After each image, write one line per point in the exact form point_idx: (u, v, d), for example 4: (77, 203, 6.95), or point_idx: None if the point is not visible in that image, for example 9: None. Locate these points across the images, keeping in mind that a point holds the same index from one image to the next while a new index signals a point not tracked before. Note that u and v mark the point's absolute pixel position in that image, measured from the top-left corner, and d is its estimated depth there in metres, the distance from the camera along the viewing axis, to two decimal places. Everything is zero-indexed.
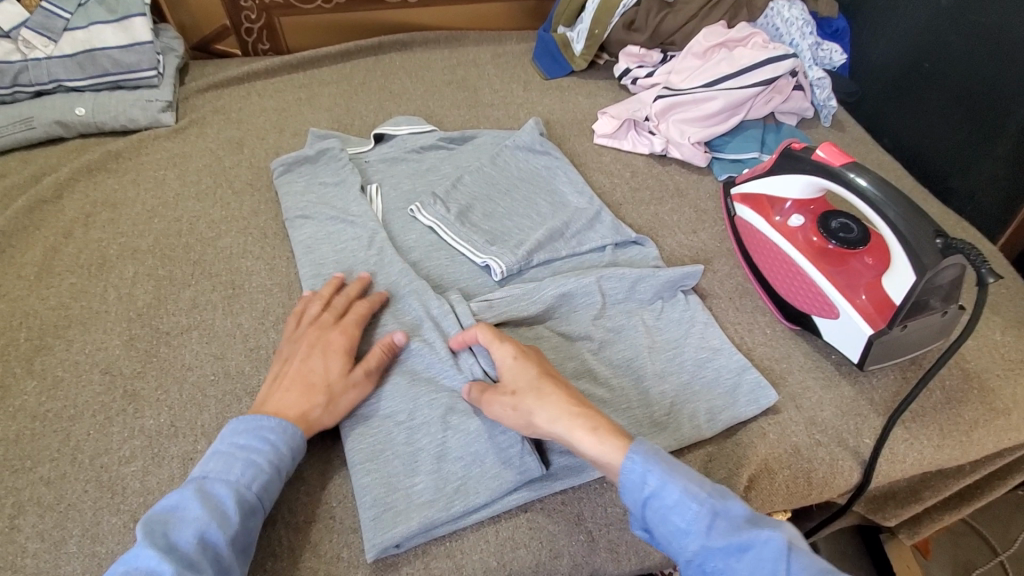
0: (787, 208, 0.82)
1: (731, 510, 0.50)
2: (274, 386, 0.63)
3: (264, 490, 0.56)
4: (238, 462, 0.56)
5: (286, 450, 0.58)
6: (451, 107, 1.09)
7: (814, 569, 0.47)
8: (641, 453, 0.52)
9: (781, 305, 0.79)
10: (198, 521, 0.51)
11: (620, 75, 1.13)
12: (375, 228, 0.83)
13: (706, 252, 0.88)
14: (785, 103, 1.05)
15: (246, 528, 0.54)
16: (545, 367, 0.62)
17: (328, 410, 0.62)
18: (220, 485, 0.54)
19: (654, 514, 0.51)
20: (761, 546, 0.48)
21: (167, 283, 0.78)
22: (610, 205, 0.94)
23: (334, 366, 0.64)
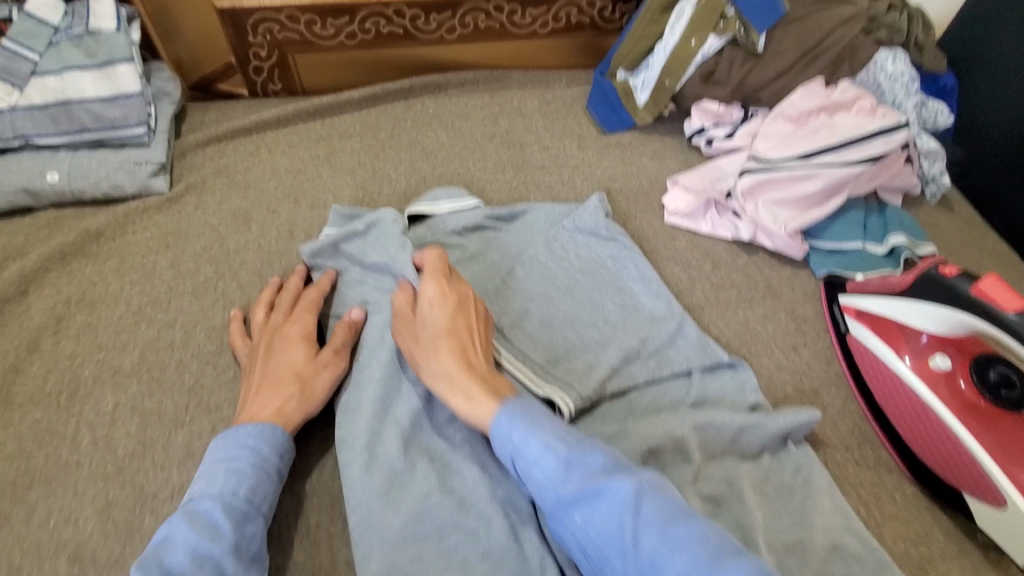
0: (926, 344, 0.67)
1: (589, 462, 0.48)
2: (249, 397, 0.60)
3: (256, 492, 0.52)
4: (220, 473, 0.52)
5: (270, 450, 0.55)
6: (494, 169, 0.93)
7: (667, 510, 0.45)
8: (508, 411, 0.53)
9: (917, 468, 0.65)
10: (187, 539, 0.47)
11: (693, 134, 0.97)
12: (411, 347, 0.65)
13: (812, 379, 0.72)
14: (892, 179, 0.89)
15: (245, 535, 0.50)
16: (457, 322, 0.61)
17: (302, 401, 0.60)
18: (205, 501, 0.50)
19: (521, 470, 0.51)
20: (612, 493, 0.46)
21: (155, 421, 0.63)
22: (690, 308, 0.78)
23: (296, 357, 0.62)
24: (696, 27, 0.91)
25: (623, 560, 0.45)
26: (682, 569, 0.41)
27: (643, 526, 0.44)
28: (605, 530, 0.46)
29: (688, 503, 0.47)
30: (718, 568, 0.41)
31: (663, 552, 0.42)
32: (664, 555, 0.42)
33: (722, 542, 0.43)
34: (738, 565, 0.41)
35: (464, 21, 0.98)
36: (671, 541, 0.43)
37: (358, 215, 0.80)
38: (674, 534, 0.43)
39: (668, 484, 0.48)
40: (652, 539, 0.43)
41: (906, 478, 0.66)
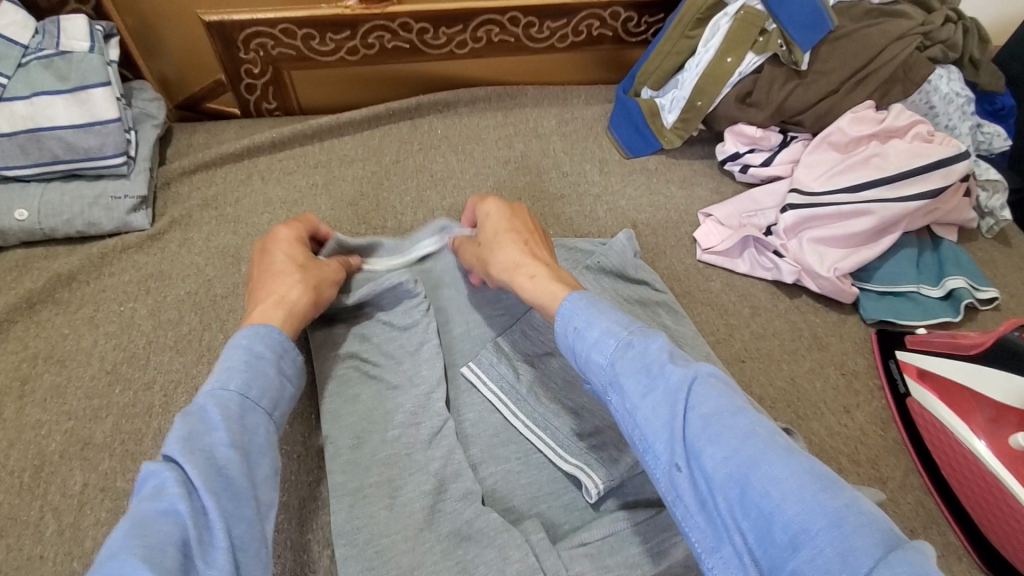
0: (1002, 416, 0.58)
1: (649, 346, 0.42)
2: (248, 297, 0.57)
3: (256, 387, 0.45)
4: (217, 372, 0.45)
5: (270, 349, 0.48)
6: (509, 198, 0.85)
7: (723, 402, 0.38)
8: (574, 298, 0.47)
9: (994, 561, 0.56)
10: (177, 431, 0.40)
11: (725, 159, 0.89)
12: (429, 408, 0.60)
13: (868, 446, 0.65)
14: (947, 214, 0.81)
15: (247, 432, 0.42)
16: (518, 223, 0.62)
17: (306, 286, 0.57)
18: (199, 398, 0.43)
19: (571, 353, 0.46)
20: (666, 377, 0.40)
21: (129, 502, 0.55)
22: (729, 361, 0.71)
23: (291, 253, 0.60)
24: (732, 45, 0.83)
25: (665, 449, 0.38)
26: (724, 463, 0.36)
27: (690, 416, 0.38)
28: (650, 417, 0.39)
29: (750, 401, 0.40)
30: (768, 468, 0.35)
31: (705, 446, 0.37)
32: (705, 448, 0.37)
33: (782, 444, 0.36)
34: (786, 464, 0.35)
35: (476, 35, 0.89)
36: (717, 433, 0.37)
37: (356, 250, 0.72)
38: (723, 426, 0.37)
39: (730, 379, 0.41)
40: (698, 430, 0.37)
41: (982, 571, 0.57)
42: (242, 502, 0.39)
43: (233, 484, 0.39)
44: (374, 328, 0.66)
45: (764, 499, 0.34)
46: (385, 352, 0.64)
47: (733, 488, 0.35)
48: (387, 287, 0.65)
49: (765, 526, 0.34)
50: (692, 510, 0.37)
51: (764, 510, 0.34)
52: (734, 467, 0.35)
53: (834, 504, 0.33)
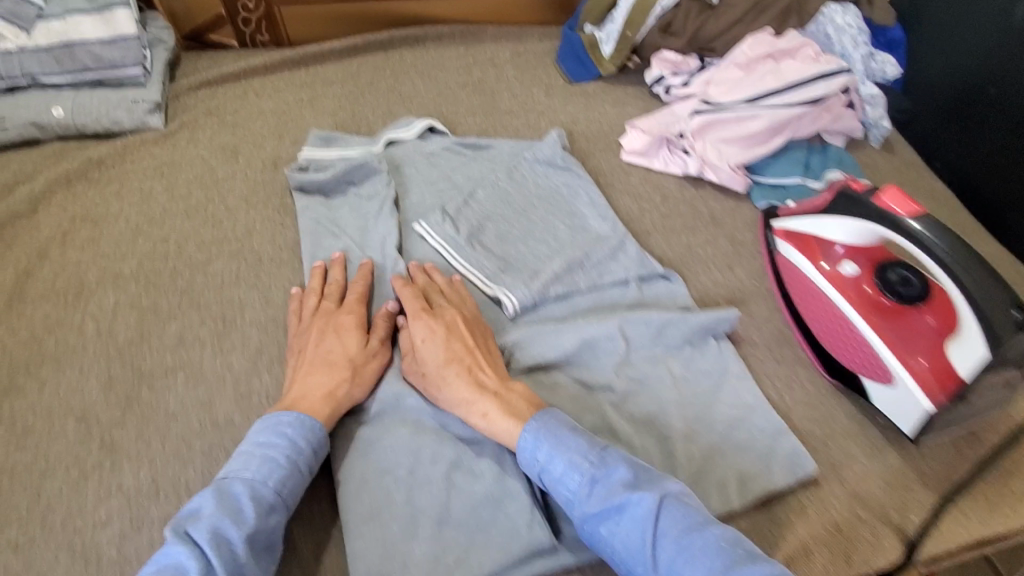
0: (839, 253, 0.74)
1: (612, 475, 0.56)
2: (301, 373, 0.65)
3: (283, 485, 0.56)
4: (256, 458, 0.56)
5: (306, 445, 0.59)
6: (466, 112, 1.00)
7: (684, 521, 0.53)
8: (532, 428, 0.59)
9: (827, 364, 0.72)
10: (214, 516, 0.52)
11: (653, 82, 1.04)
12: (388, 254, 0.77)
13: (743, 292, 0.81)
14: (834, 123, 0.96)
15: (265, 527, 0.54)
16: (454, 346, 0.66)
17: (356, 384, 0.65)
18: (237, 483, 0.55)
19: (548, 481, 0.58)
20: (635, 506, 0.54)
21: (151, 315, 0.71)
22: (637, 233, 0.87)
23: (348, 345, 0.67)
24: None
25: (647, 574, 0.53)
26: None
27: (662, 539, 0.53)
28: (629, 544, 0.54)
29: (705, 511, 0.54)
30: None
31: (678, 567, 0.51)
32: (679, 569, 0.51)
33: (737, 549, 0.51)
34: (750, 570, 0.49)
35: None
36: (686, 554, 0.51)
37: (333, 137, 0.89)
38: (688, 544, 0.52)
39: (686, 490, 0.57)
40: (670, 553, 0.52)
41: (818, 374, 0.73)
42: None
43: None
44: (347, 198, 0.83)
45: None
46: (356, 215, 0.81)
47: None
48: (358, 164, 0.83)
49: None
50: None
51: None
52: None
53: None
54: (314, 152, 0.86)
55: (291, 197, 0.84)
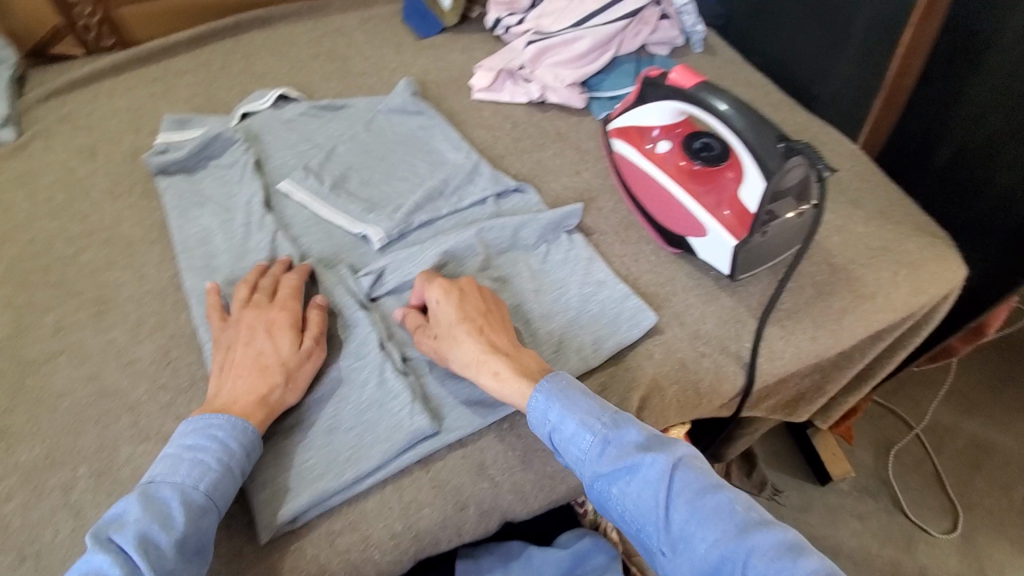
0: (656, 136, 0.83)
1: (625, 438, 0.59)
2: (232, 371, 0.63)
3: (214, 489, 0.55)
4: (184, 462, 0.56)
5: (238, 446, 0.57)
6: (321, 79, 1.05)
7: (697, 484, 0.56)
8: (545, 390, 0.61)
9: (664, 234, 0.81)
10: (139, 522, 0.51)
11: (493, 25, 1.12)
12: (253, 211, 0.80)
13: (590, 191, 0.90)
14: (654, 34, 1.07)
15: (196, 530, 0.53)
16: (468, 309, 0.66)
17: (291, 387, 0.63)
18: (165, 488, 0.54)
19: (559, 442, 0.61)
20: (648, 468, 0.57)
21: (28, 310, 0.73)
22: (492, 158, 0.94)
23: (280, 343, 0.64)
24: None
25: (657, 532, 0.56)
26: (712, 543, 0.53)
27: (675, 501, 0.56)
28: (641, 502, 0.57)
29: (716, 476, 0.58)
30: (744, 539, 0.53)
31: (692, 527, 0.55)
32: (692, 530, 0.55)
33: (748, 514, 0.55)
34: (760, 534, 0.53)
35: None
36: (699, 515, 0.55)
37: (187, 119, 0.91)
38: (702, 505, 0.55)
39: (698, 456, 0.60)
40: (683, 514, 0.55)
41: (660, 247, 0.83)
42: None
43: None
44: (208, 171, 0.86)
45: (744, 568, 0.52)
46: (219, 183, 0.84)
47: (721, 561, 0.53)
48: (212, 137, 0.86)
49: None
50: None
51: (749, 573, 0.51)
52: (717, 543, 0.53)
53: (803, 564, 0.51)
54: (170, 136, 0.89)
55: (153, 180, 0.87)
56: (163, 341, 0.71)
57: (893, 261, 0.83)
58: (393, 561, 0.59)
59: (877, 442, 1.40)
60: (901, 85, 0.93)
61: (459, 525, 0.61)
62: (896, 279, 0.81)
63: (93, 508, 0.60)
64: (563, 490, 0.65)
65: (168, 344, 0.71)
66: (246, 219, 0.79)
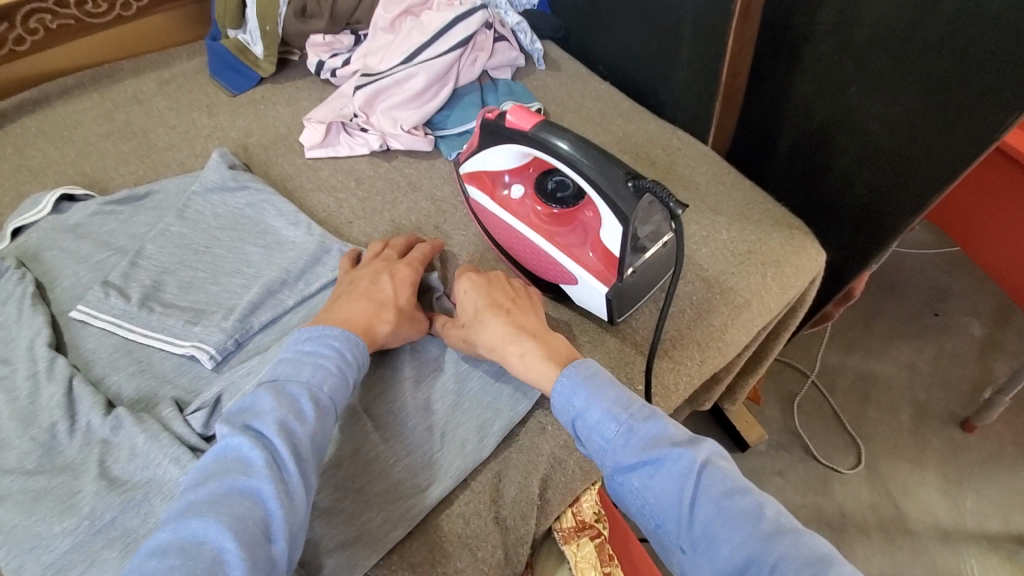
0: (507, 179, 0.77)
1: (651, 428, 0.53)
2: (352, 297, 0.64)
3: (336, 393, 0.56)
4: (306, 365, 0.56)
5: (352, 358, 0.58)
6: (117, 164, 0.89)
7: (725, 485, 0.50)
8: (570, 375, 0.57)
9: (537, 282, 0.76)
10: (275, 412, 0.52)
11: (316, 70, 1.00)
12: (39, 358, 0.64)
13: (454, 246, 0.83)
14: (491, 60, 1.01)
15: (320, 431, 0.53)
16: (496, 295, 0.65)
17: (394, 327, 0.64)
18: (292, 386, 0.54)
19: (582, 430, 0.56)
20: (674, 461, 0.51)
21: None
22: (340, 226, 0.84)
23: (403, 291, 0.67)
24: None
25: (679, 528, 0.50)
26: (738, 545, 0.47)
27: (701, 498, 0.49)
28: (664, 496, 0.51)
29: (745, 477, 0.51)
30: (773, 544, 0.46)
31: (717, 527, 0.48)
32: (718, 530, 0.48)
33: (780, 520, 0.48)
34: (785, 543, 0.46)
35: (29, 27, 0.90)
36: (725, 515, 0.48)
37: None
38: (728, 507, 0.48)
39: (728, 456, 0.53)
40: (708, 512, 0.49)
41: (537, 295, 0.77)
42: (308, 491, 0.51)
43: (306, 480, 0.51)
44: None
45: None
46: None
47: (747, 566, 0.46)
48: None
49: None
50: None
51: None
52: (744, 546, 0.46)
53: None
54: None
55: None
56: None
57: (760, 262, 0.84)
58: None
59: (783, 401, 1.47)
60: (736, 85, 0.94)
61: None
62: (765, 281, 0.82)
63: None
64: None
65: None
66: (31, 370, 0.64)
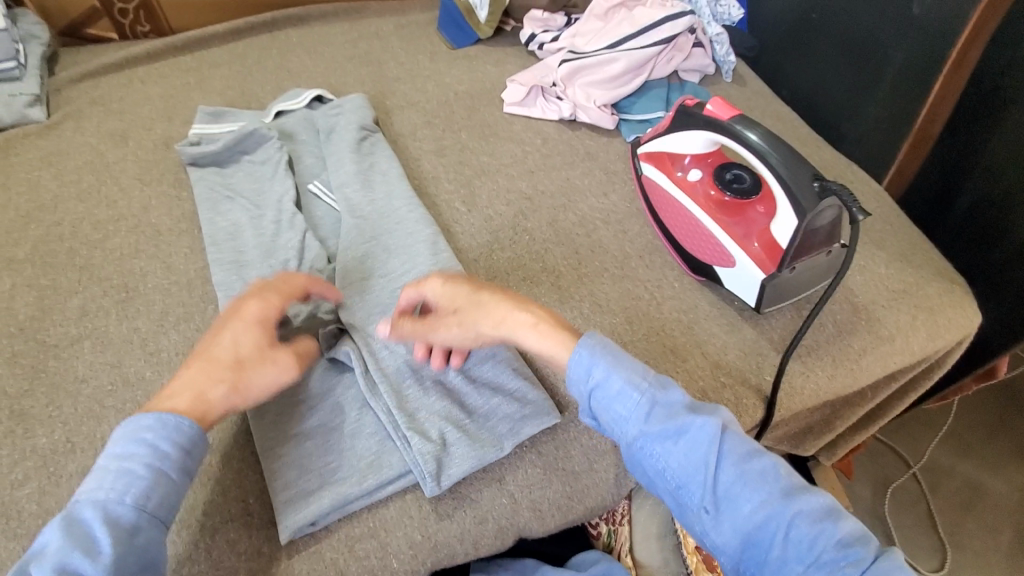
0: (687, 163, 0.83)
1: (671, 400, 0.56)
2: (197, 362, 0.57)
3: (145, 498, 0.50)
4: (111, 474, 0.50)
5: (173, 449, 0.52)
6: (354, 82, 1.06)
7: (744, 449, 0.54)
8: (588, 347, 0.58)
9: (690, 261, 0.81)
10: (61, 552, 0.46)
11: (527, 41, 1.12)
12: (284, 210, 0.80)
13: (617, 214, 0.90)
14: (686, 61, 1.08)
15: (131, 547, 0.48)
16: (477, 282, 0.65)
17: (234, 388, 0.56)
18: (89, 508, 0.49)
19: (599, 402, 0.58)
20: (697, 430, 0.54)
21: (52, 292, 0.73)
22: (522, 173, 0.95)
23: (243, 339, 0.59)
24: None
25: (701, 490, 0.53)
26: (757, 506, 0.51)
27: (723, 463, 0.53)
28: (687, 463, 0.54)
29: (757, 441, 0.56)
30: (790, 503, 0.51)
31: (737, 489, 0.52)
32: (738, 491, 0.52)
33: (791, 478, 0.53)
34: (804, 500, 0.51)
35: None
36: (746, 478, 0.52)
37: (221, 112, 0.92)
38: (749, 470, 0.53)
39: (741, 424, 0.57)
40: (729, 476, 0.53)
41: (686, 274, 0.83)
42: None
43: None
44: (241, 166, 0.86)
45: (789, 531, 0.50)
46: (251, 179, 0.85)
47: (766, 522, 0.51)
48: (248, 133, 0.86)
49: (794, 551, 0.49)
50: (727, 537, 0.52)
51: (792, 536, 0.50)
52: (762, 506, 0.51)
53: (842, 529, 0.50)
54: (205, 128, 0.89)
55: (184, 171, 0.87)
56: (188, 332, 0.71)
57: (913, 304, 0.84)
58: (411, 570, 0.59)
59: (878, 478, 1.40)
60: (929, 131, 0.95)
61: (477, 540, 0.61)
62: (915, 322, 0.82)
63: None
64: (580, 511, 0.66)
65: (193, 336, 0.71)
66: (277, 219, 0.79)
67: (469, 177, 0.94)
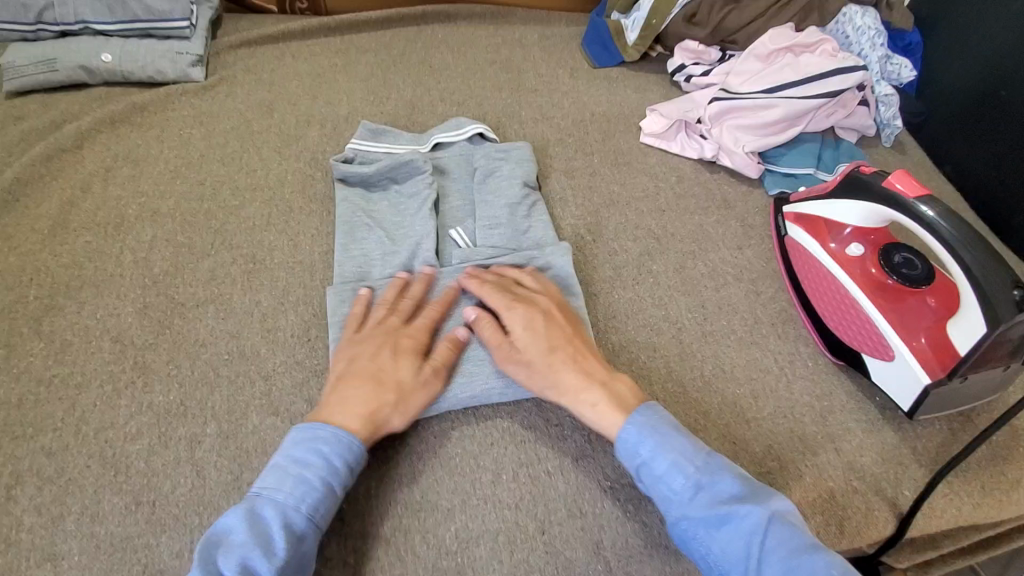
0: (846, 235, 0.75)
1: (718, 485, 0.53)
2: (360, 385, 0.58)
3: (315, 509, 0.51)
4: (291, 478, 0.51)
5: (343, 467, 0.53)
6: (492, 88, 1.04)
7: (792, 542, 0.50)
8: (636, 422, 0.56)
9: (832, 342, 0.74)
10: (244, 547, 0.47)
11: (674, 70, 1.07)
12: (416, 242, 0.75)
13: (750, 272, 0.84)
14: (847, 119, 0.98)
15: (297, 554, 0.49)
16: (554, 334, 0.63)
17: (399, 412, 0.58)
18: (267, 506, 0.50)
19: (643, 479, 0.56)
20: (741, 518, 0.51)
21: (186, 251, 0.75)
22: (652, 211, 0.90)
23: (405, 364, 0.60)
24: None
25: None
26: None
27: (768, 557, 0.49)
28: (730, 551, 0.51)
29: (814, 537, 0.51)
30: None
31: None
32: None
33: None
34: None
35: None
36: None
37: (381, 131, 0.88)
38: (798, 567, 0.48)
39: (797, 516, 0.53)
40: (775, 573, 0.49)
41: (823, 354, 0.76)
42: None
43: None
44: (388, 195, 0.82)
45: None
46: (395, 211, 0.80)
47: None
48: (404, 162, 0.81)
49: None
50: None
51: None
52: None
53: None
54: (361, 144, 0.85)
55: (322, 153, 0.88)
56: (306, 316, 0.70)
57: None
58: None
59: None
60: None
61: None
62: None
63: (213, 471, 0.59)
64: None
65: (310, 320, 0.70)
66: (409, 261, 0.73)
67: (596, 206, 0.89)
